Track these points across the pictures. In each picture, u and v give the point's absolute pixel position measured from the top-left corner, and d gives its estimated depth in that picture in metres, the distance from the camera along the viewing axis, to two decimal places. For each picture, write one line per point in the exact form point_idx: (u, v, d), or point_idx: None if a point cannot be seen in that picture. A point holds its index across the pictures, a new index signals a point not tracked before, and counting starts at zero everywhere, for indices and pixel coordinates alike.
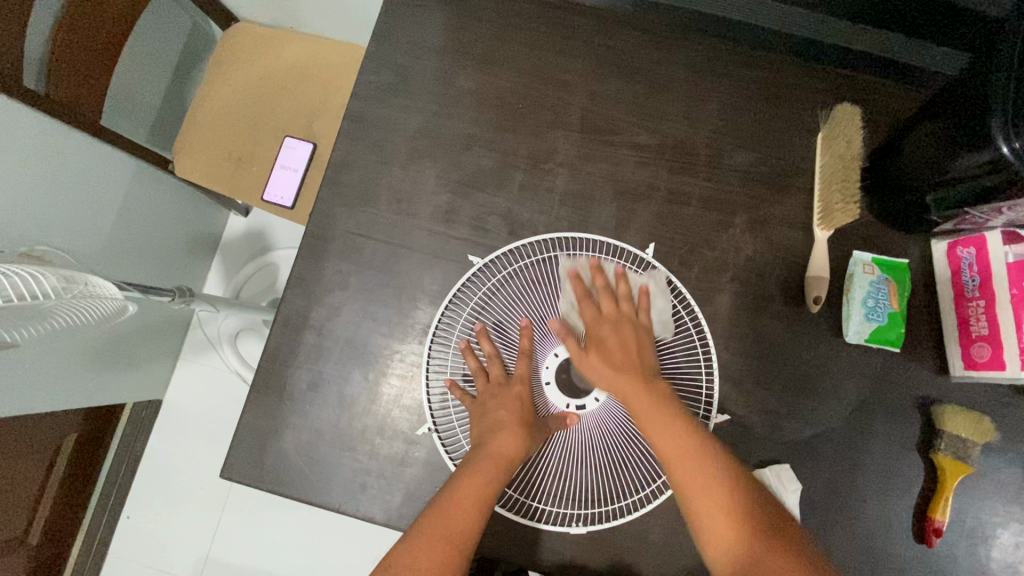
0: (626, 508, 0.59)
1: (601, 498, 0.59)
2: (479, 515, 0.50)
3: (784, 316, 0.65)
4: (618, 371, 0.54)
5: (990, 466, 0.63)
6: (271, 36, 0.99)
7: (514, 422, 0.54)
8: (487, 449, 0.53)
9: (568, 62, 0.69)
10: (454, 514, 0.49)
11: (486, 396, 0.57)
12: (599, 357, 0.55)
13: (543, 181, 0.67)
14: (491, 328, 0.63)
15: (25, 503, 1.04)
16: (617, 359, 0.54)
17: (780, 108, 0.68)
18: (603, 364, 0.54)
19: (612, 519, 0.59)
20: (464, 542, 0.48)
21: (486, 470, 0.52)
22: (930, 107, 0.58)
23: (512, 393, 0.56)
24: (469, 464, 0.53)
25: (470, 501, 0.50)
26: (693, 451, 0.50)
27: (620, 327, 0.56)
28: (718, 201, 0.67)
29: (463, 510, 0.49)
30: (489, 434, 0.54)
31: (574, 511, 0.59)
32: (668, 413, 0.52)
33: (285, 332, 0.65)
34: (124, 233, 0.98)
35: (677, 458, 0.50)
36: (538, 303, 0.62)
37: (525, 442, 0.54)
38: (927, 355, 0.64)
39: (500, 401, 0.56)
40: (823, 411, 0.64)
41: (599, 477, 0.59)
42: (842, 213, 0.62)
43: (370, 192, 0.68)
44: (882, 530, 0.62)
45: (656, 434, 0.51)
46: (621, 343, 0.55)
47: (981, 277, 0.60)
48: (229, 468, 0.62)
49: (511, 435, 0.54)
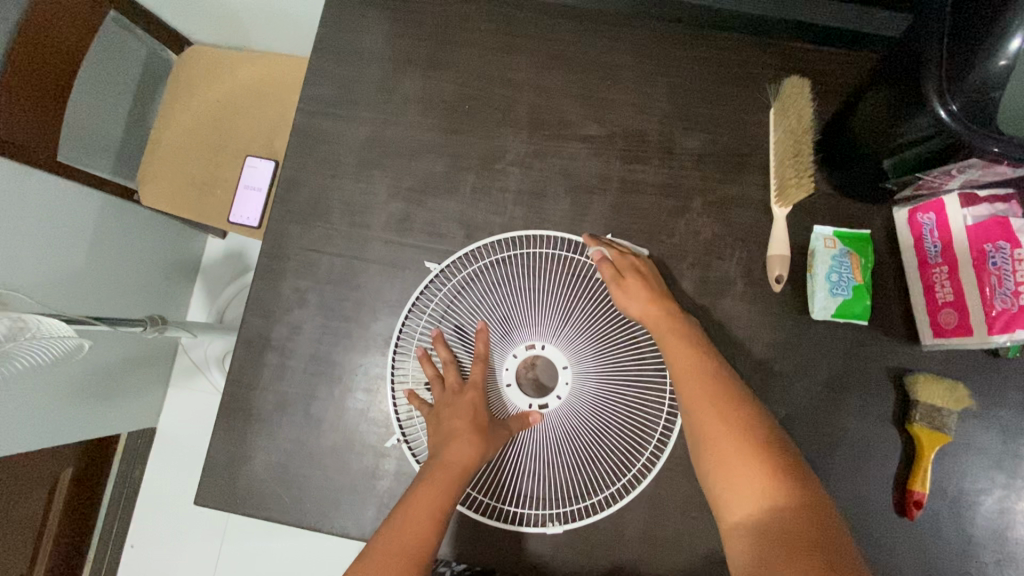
0: (598, 505, 0.59)
1: (571, 496, 0.59)
2: (434, 528, 0.49)
3: (748, 297, 0.64)
4: (648, 301, 0.57)
5: (969, 432, 0.62)
6: (224, 58, 0.99)
7: (469, 429, 0.54)
8: (441, 458, 0.53)
9: (511, 59, 0.68)
10: (408, 529, 0.49)
11: (441, 406, 0.57)
12: (634, 279, 0.59)
13: (494, 181, 0.67)
14: (450, 333, 0.62)
15: (26, 540, 1.05)
16: (644, 289, 0.58)
17: (729, 88, 0.67)
18: (636, 290, 0.58)
19: (584, 517, 0.59)
20: (420, 558, 0.47)
21: (440, 480, 0.52)
22: (875, 73, 0.57)
23: (465, 399, 0.56)
24: (424, 476, 0.53)
25: (425, 514, 0.50)
26: (707, 373, 0.51)
27: (650, 274, 0.60)
28: (673, 187, 0.66)
29: (418, 524, 0.49)
30: (444, 443, 0.54)
31: (547, 511, 0.59)
32: (689, 344, 0.54)
33: (247, 355, 0.65)
34: (97, 266, 0.99)
35: (691, 375, 0.51)
36: (494, 304, 0.62)
37: (480, 448, 0.54)
38: (897, 325, 0.63)
39: (455, 408, 0.56)
40: (794, 390, 0.63)
41: (567, 477, 0.59)
42: (796, 187, 0.60)
43: (322, 207, 0.67)
44: (862, 507, 0.61)
45: (677, 357, 0.53)
46: (651, 280, 0.60)
47: (942, 243, 0.59)
48: (201, 494, 0.62)
49: (466, 443, 0.54)
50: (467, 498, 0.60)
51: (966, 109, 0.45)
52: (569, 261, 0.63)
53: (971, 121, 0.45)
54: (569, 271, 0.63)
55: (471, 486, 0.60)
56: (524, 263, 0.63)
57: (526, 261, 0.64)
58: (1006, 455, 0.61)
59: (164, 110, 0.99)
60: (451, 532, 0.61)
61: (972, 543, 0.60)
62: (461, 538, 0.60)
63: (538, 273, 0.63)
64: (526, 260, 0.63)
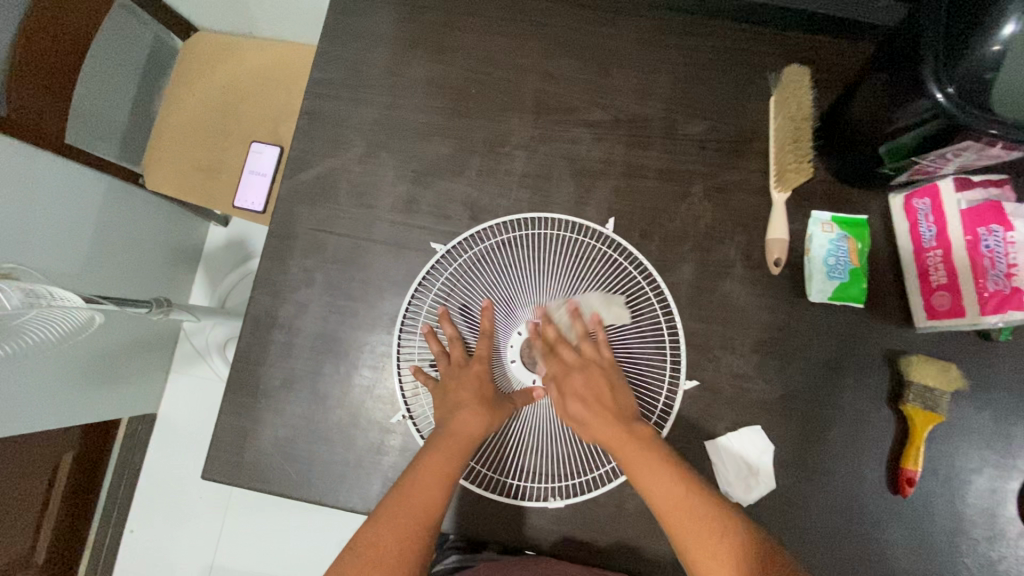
0: (599, 479, 0.61)
1: (572, 471, 0.60)
2: (441, 496, 0.51)
3: (747, 280, 0.66)
4: (600, 420, 0.53)
5: (961, 413, 0.63)
6: (230, 44, 0.99)
7: (475, 402, 0.55)
8: (447, 428, 0.54)
9: (517, 44, 0.69)
10: (417, 495, 0.50)
11: (446, 378, 0.58)
12: (573, 400, 0.54)
13: (500, 164, 0.68)
14: (456, 312, 0.63)
15: (28, 521, 1.05)
16: (591, 403, 0.54)
17: (731, 76, 0.68)
18: (587, 409, 0.54)
19: (585, 491, 0.61)
20: (427, 525, 0.49)
21: (447, 449, 0.53)
22: (874, 61, 0.58)
23: (471, 373, 0.57)
24: (431, 445, 0.54)
25: (432, 481, 0.51)
26: (682, 492, 0.50)
27: (589, 371, 0.55)
28: (675, 171, 0.67)
29: (425, 491, 0.51)
30: (450, 414, 0.55)
31: (548, 485, 0.60)
32: (655, 458, 0.52)
33: (255, 332, 0.66)
34: (102, 249, 0.99)
35: (669, 506, 0.50)
36: (499, 284, 0.63)
37: (486, 419, 0.55)
38: (892, 308, 0.65)
39: (461, 382, 0.57)
40: (791, 371, 0.64)
41: (569, 452, 0.60)
42: (796, 172, 0.62)
43: (330, 188, 0.68)
44: (856, 485, 0.62)
45: (648, 483, 0.51)
46: (591, 381, 0.55)
47: (936, 227, 0.60)
48: (209, 468, 0.63)
49: (473, 415, 0.55)
50: (471, 473, 0.62)
51: (962, 92, 0.46)
52: (573, 242, 0.65)
53: (966, 104, 0.47)
54: (573, 251, 0.64)
55: (475, 460, 0.61)
56: (529, 244, 0.65)
57: (530, 242, 0.65)
58: (996, 435, 0.63)
59: (170, 96, 1.00)
60: (454, 506, 0.62)
61: (962, 520, 0.62)
62: (464, 513, 0.62)
63: (543, 253, 0.64)
64: (530, 241, 0.65)
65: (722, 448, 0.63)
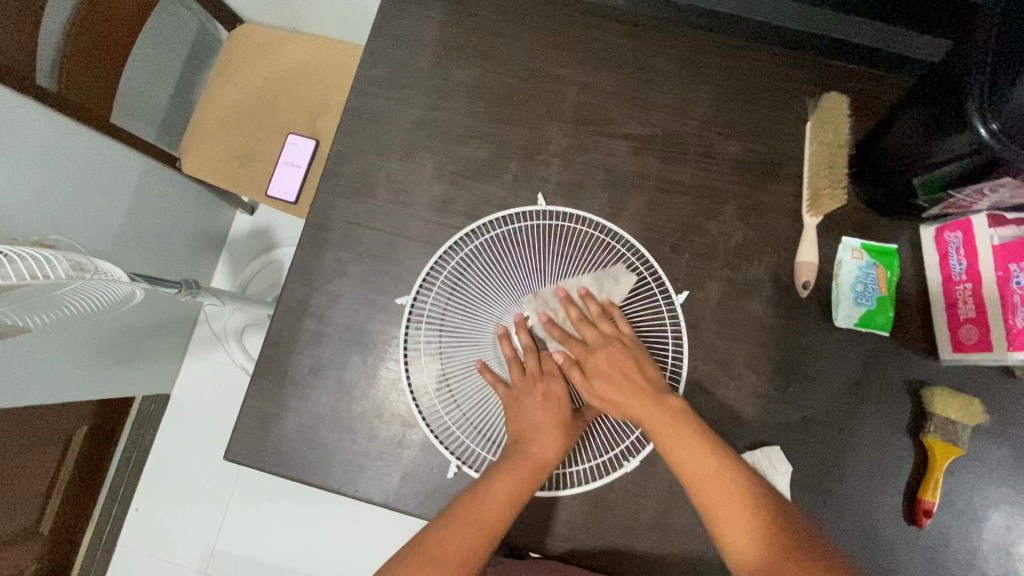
0: (607, 466, 0.62)
1: (572, 460, 0.62)
2: (512, 511, 0.53)
3: (774, 301, 0.66)
4: (625, 394, 0.55)
5: (981, 447, 0.63)
6: (273, 37, 1.02)
7: (554, 423, 0.57)
8: (524, 449, 0.56)
9: (560, 55, 0.71)
10: (487, 505, 0.52)
11: (520, 391, 0.59)
12: (600, 378, 0.56)
13: (536, 171, 0.69)
14: (459, 300, 0.65)
15: (37, 491, 1.07)
16: (619, 383, 0.55)
17: (771, 100, 0.69)
18: (609, 387, 0.56)
19: (602, 475, 0.62)
20: (492, 535, 0.52)
21: (523, 467, 0.55)
22: (912, 93, 0.59)
23: (546, 385, 0.58)
24: (507, 460, 0.55)
25: (504, 497, 0.53)
26: (716, 472, 0.50)
27: (612, 351, 0.57)
28: (708, 189, 0.68)
29: (497, 504, 0.52)
30: (528, 435, 0.57)
31: (544, 474, 0.62)
32: (687, 440, 0.52)
33: (287, 319, 0.67)
34: (134, 229, 1.01)
35: (703, 484, 0.50)
36: (504, 274, 0.64)
37: (563, 441, 0.57)
38: (917, 338, 0.65)
39: (534, 397, 0.58)
40: (813, 394, 0.65)
41: (582, 436, 0.62)
42: (830, 197, 0.63)
43: (368, 183, 0.70)
44: (872, 512, 0.63)
45: (680, 455, 0.52)
46: (618, 360, 0.56)
47: (967, 261, 0.61)
48: (233, 448, 0.64)
49: (552, 437, 0.56)
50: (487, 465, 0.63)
51: (1006, 129, 0.47)
52: (581, 237, 0.66)
53: (1009, 140, 0.47)
54: (580, 246, 0.66)
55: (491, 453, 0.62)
56: (537, 236, 0.66)
57: (535, 234, 0.67)
58: (1015, 473, 0.63)
59: (212, 83, 1.02)
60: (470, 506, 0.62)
61: (976, 556, 0.62)
62: None
63: (550, 246, 0.66)
64: (537, 234, 0.66)
65: None
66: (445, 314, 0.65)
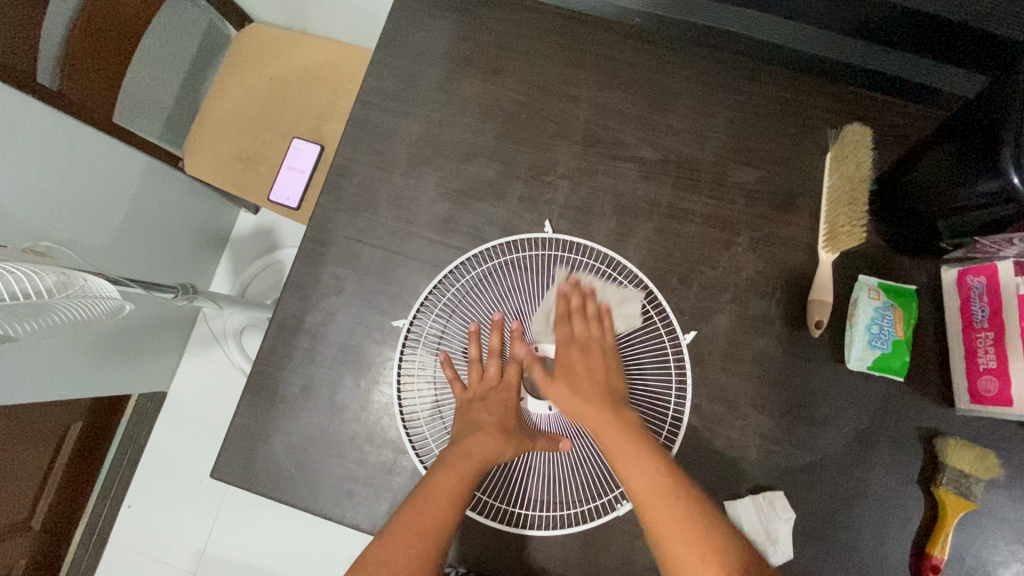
0: (601, 508, 0.59)
1: (566, 500, 0.59)
2: (454, 512, 0.50)
3: (784, 339, 0.64)
4: (582, 398, 0.54)
5: (995, 501, 0.60)
6: (282, 39, 1.00)
7: (495, 424, 0.55)
8: (461, 447, 0.53)
9: (573, 73, 0.68)
10: (428, 508, 0.49)
11: (472, 396, 0.57)
12: (566, 382, 0.55)
13: (543, 193, 0.67)
14: (458, 331, 0.63)
15: (29, 487, 1.06)
16: (581, 390, 0.54)
17: (790, 128, 0.66)
18: (569, 392, 0.55)
19: (596, 518, 0.59)
20: (439, 537, 0.48)
21: (460, 468, 0.52)
22: (940, 131, 0.56)
23: (497, 398, 0.57)
24: (444, 461, 0.53)
25: (444, 497, 0.50)
26: (665, 489, 0.48)
27: (588, 354, 0.57)
28: (720, 219, 0.65)
29: (439, 505, 0.50)
30: (466, 432, 0.54)
31: (536, 513, 0.60)
32: (636, 439, 0.51)
33: (280, 335, 0.65)
34: (135, 228, 1.00)
35: (649, 501, 0.48)
36: (506, 306, 0.63)
37: (501, 445, 0.54)
38: (933, 384, 0.62)
39: (484, 404, 0.56)
40: (820, 438, 0.62)
41: (574, 477, 0.59)
42: (848, 236, 0.60)
43: (369, 199, 0.68)
44: (877, 564, 0.60)
45: (627, 468, 0.49)
46: (590, 365, 0.56)
47: (991, 307, 0.58)
48: (220, 467, 0.62)
49: (489, 437, 0.54)
50: (477, 502, 0.61)
51: None
52: (587, 269, 0.64)
53: None
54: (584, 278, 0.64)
55: (481, 490, 0.60)
56: (541, 266, 0.64)
57: (538, 263, 0.65)
58: None
59: (219, 83, 1.00)
60: (460, 537, 0.61)
61: None
62: (469, 543, 0.60)
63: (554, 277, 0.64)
64: (539, 263, 0.64)
65: (742, 510, 0.60)
66: (443, 341, 0.63)
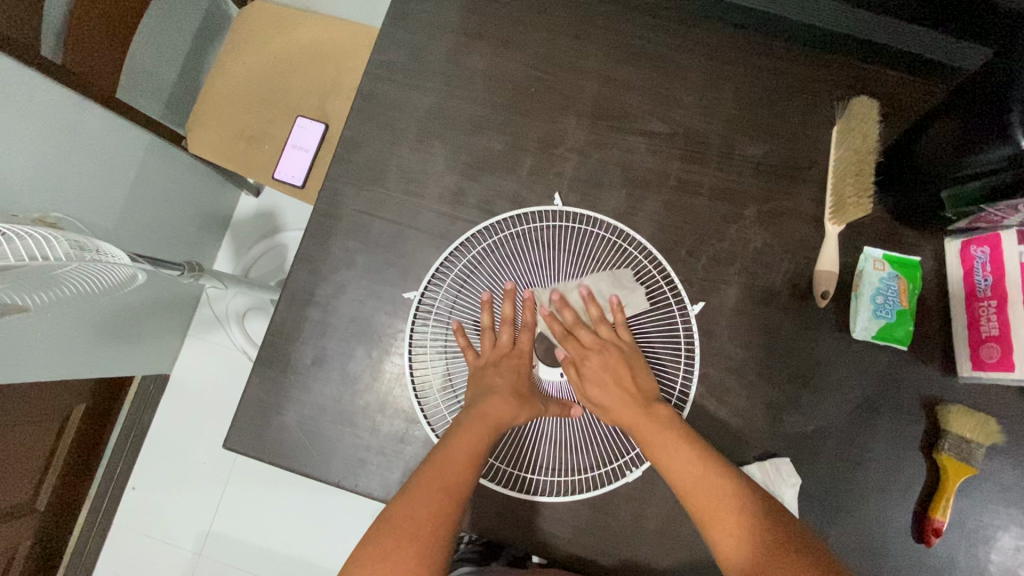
0: (610, 475, 0.60)
1: (577, 467, 0.60)
2: (472, 472, 0.51)
3: (790, 309, 0.65)
4: (612, 397, 0.56)
5: (993, 467, 0.62)
6: (285, 16, 0.99)
7: (509, 389, 0.56)
8: (477, 411, 0.54)
9: (582, 46, 0.68)
10: (445, 468, 0.50)
11: (485, 363, 0.58)
12: (590, 385, 0.57)
13: (552, 165, 0.67)
14: (469, 301, 0.64)
15: (34, 467, 1.06)
16: (609, 386, 0.56)
17: (797, 100, 0.67)
18: (599, 389, 0.57)
19: (605, 484, 0.60)
20: (458, 495, 0.49)
21: (475, 430, 0.53)
22: (946, 102, 0.56)
23: (510, 363, 0.57)
24: (461, 423, 0.53)
25: (462, 458, 0.51)
26: (700, 470, 0.51)
27: (604, 354, 0.58)
28: (728, 192, 0.66)
29: (457, 465, 0.50)
30: (481, 397, 0.55)
31: (547, 480, 0.60)
32: (669, 430, 0.53)
33: (291, 307, 0.65)
34: (138, 208, 0.99)
35: (688, 477, 0.51)
36: (517, 276, 0.63)
37: (516, 409, 0.55)
38: (936, 353, 0.63)
39: (498, 370, 0.57)
40: (825, 407, 0.63)
41: (585, 443, 0.60)
42: (854, 206, 0.61)
43: (379, 171, 0.68)
44: (879, 528, 0.61)
45: (669, 461, 0.52)
46: (608, 366, 0.57)
47: (993, 277, 0.59)
48: (232, 437, 0.63)
49: (505, 401, 0.55)
50: (490, 470, 0.62)
51: None
52: (599, 241, 0.64)
53: None
54: (595, 249, 0.64)
55: (493, 457, 0.61)
56: (552, 237, 0.65)
57: (547, 234, 0.65)
58: None
59: (222, 58, 0.99)
60: (472, 505, 0.61)
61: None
62: (481, 510, 0.61)
63: (565, 248, 0.64)
64: (548, 235, 0.65)
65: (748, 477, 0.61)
66: (455, 311, 0.64)
